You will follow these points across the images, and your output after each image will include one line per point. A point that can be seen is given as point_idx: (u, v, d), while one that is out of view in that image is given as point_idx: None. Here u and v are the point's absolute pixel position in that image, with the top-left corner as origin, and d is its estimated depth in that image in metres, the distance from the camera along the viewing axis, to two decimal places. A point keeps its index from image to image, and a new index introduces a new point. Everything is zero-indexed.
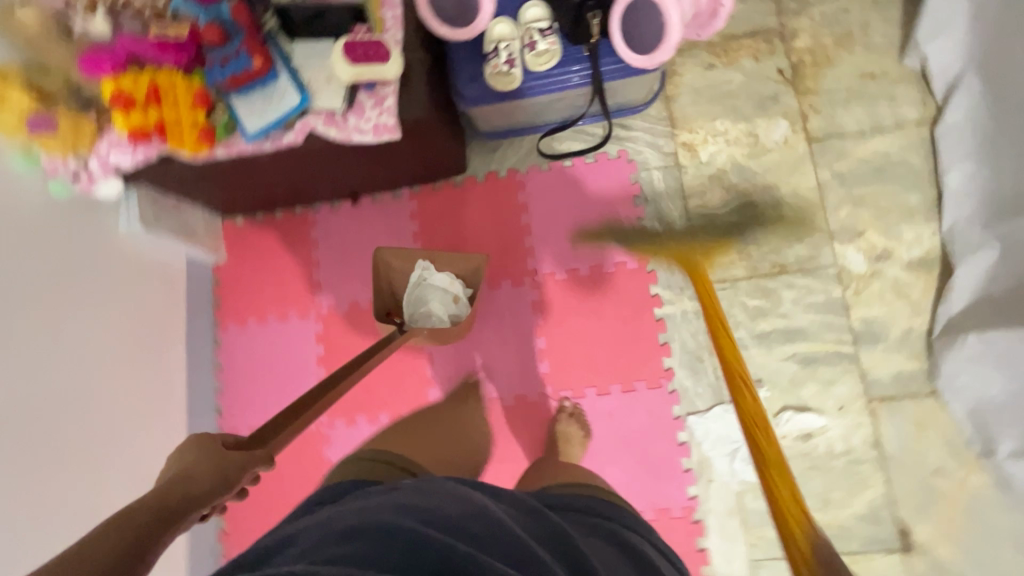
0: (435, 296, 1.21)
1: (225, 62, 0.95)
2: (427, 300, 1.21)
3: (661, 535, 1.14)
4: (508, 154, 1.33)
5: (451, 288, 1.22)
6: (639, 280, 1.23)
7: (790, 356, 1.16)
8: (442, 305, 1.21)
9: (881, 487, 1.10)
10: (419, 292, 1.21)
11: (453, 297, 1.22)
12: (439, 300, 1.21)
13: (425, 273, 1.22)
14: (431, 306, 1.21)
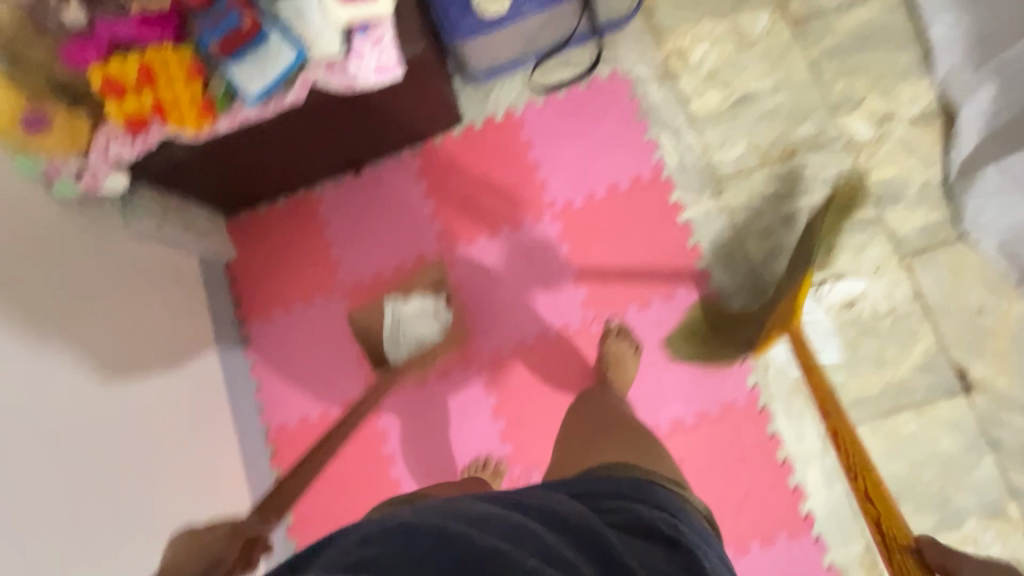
0: (418, 324, 1.21)
1: (216, 24, 0.93)
2: (414, 335, 1.21)
3: (730, 428, 1.15)
4: (502, 96, 1.32)
5: (427, 305, 1.21)
6: (658, 191, 1.24)
7: (818, 232, 1.18)
8: (429, 325, 1.21)
9: (931, 336, 1.12)
10: (403, 334, 1.21)
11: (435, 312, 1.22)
12: (426, 324, 1.21)
13: (395, 310, 1.21)
14: (421, 335, 1.21)
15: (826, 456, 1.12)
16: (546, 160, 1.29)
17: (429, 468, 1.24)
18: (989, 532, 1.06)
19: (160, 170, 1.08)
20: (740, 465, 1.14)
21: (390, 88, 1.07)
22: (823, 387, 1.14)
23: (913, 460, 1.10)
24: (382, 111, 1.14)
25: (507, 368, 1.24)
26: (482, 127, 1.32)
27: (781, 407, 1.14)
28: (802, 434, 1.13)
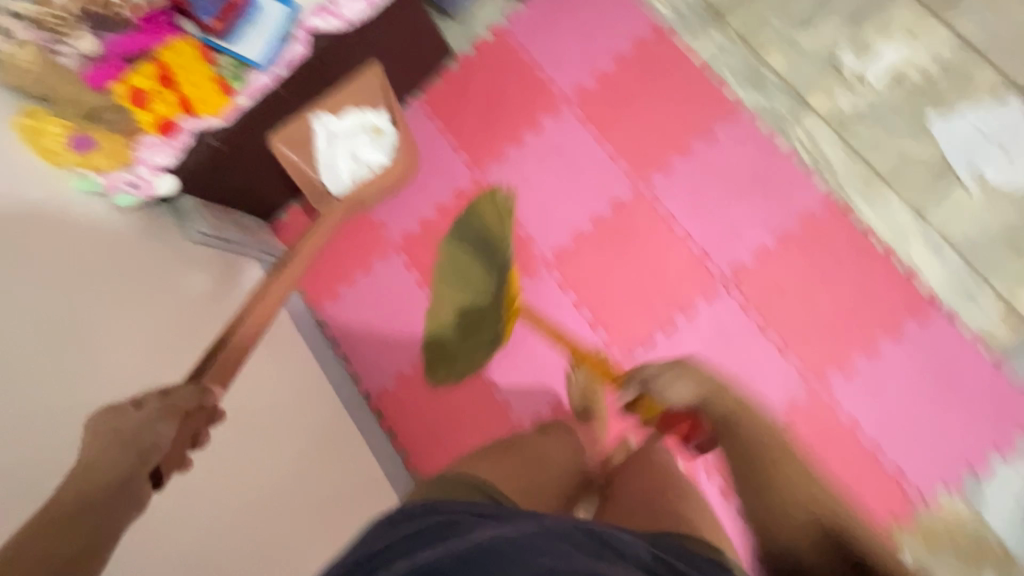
0: (354, 143, 1.20)
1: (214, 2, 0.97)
2: (352, 155, 1.21)
3: (815, 237, 1.11)
4: (484, 15, 1.33)
5: (364, 124, 1.19)
6: (664, 43, 1.22)
7: (837, 20, 1.14)
8: (368, 144, 1.21)
9: (989, 75, 1.07)
10: (340, 151, 1.20)
11: (374, 135, 1.21)
12: (364, 143, 1.21)
13: (328, 127, 1.17)
14: (360, 154, 1.21)
15: (926, 229, 1.07)
16: (545, 57, 1.29)
17: (533, 381, 1.24)
18: None
19: (208, 177, 1.13)
20: (840, 269, 1.10)
21: (380, 25, 1.12)
22: (898, 165, 1.09)
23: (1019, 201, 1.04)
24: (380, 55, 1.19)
25: (574, 262, 1.23)
26: (475, 52, 1.33)
27: (861, 199, 1.10)
28: (891, 216, 1.08)
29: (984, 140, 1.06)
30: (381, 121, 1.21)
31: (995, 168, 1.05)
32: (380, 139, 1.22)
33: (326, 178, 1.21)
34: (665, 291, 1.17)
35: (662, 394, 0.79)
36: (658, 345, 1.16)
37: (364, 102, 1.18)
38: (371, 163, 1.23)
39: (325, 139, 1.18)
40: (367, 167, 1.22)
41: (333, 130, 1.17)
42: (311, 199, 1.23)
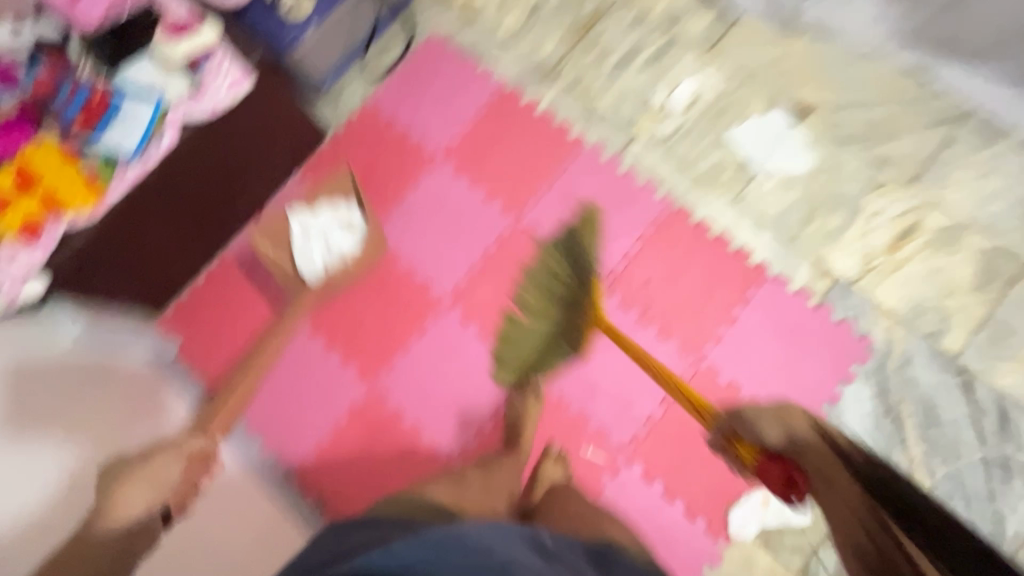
0: (327, 232, 1.27)
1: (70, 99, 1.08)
2: (326, 243, 1.27)
3: (665, 236, 1.31)
4: (351, 95, 1.47)
5: (338, 216, 1.28)
6: (511, 100, 1.43)
7: (642, 67, 1.41)
8: (343, 232, 1.28)
9: (761, 93, 1.36)
10: (315, 241, 1.26)
11: (345, 224, 1.29)
12: (336, 233, 1.28)
13: (304, 222, 1.27)
14: (332, 243, 1.27)
15: (745, 215, 1.31)
16: (412, 122, 1.44)
17: (454, 414, 1.28)
18: (881, 199, 1.29)
19: (81, 274, 1.10)
20: (690, 260, 1.30)
21: (252, 113, 1.17)
22: (712, 169, 1.34)
23: (805, 182, 1.31)
24: (255, 142, 1.24)
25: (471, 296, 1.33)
26: (347, 128, 1.45)
27: (691, 200, 1.33)
28: (718, 210, 1.32)
29: (769, 143, 1.34)
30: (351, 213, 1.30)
31: (782, 161, 1.33)
32: (351, 230, 1.29)
33: (301, 266, 1.26)
34: None
35: (755, 429, 0.91)
36: None
37: (339, 197, 1.30)
38: (343, 250, 1.27)
39: (301, 233, 1.27)
40: (337, 254, 1.27)
41: (308, 224, 1.27)
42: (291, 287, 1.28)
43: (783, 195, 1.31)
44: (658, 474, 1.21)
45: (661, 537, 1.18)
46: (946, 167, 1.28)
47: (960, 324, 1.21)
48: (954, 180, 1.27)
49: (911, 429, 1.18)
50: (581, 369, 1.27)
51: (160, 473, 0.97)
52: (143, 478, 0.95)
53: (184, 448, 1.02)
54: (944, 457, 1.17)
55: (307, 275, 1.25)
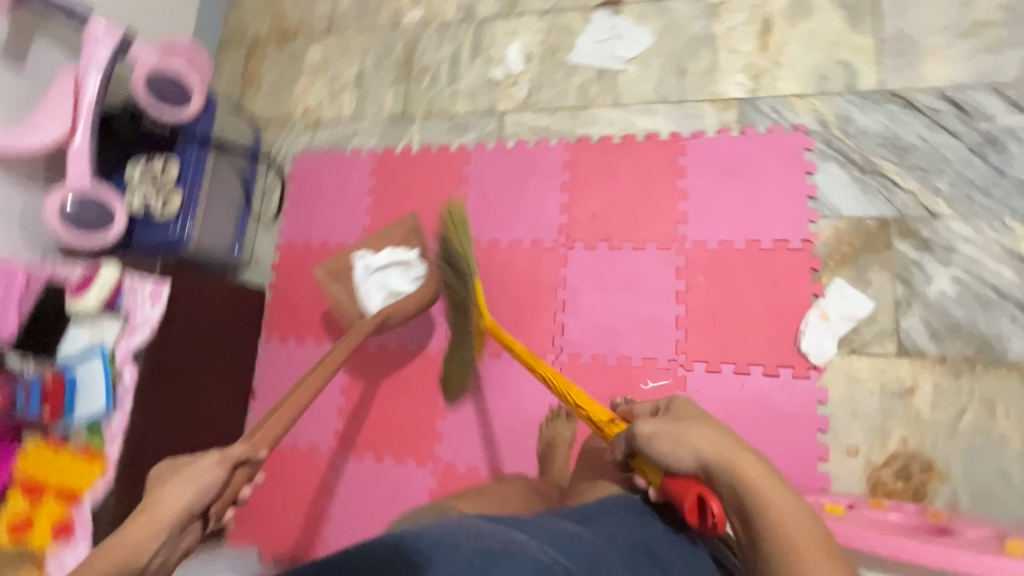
0: (388, 276, 1.28)
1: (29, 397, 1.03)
2: (386, 287, 1.27)
3: (583, 169, 1.35)
4: (263, 247, 1.53)
5: (397, 259, 1.28)
6: (389, 158, 1.49)
7: (471, 61, 1.50)
8: (401, 279, 1.27)
9: (573, 12, 1.44)
10: (376, 283, 1.28)
11: (405, 268, 1.28)
12: (395, 275, 1.28)
13: (365, 264, 1.29)
14: (391, 286, 1.27)
15: (631, 108, 1.35)
16: (324, 231, 1.49)
17: (520, 437, 1.26)
18: (726, 19, 1.34)
19: None
20: (616, 171, 1.32)
21: (186, 304, 1.22)
22: (580, 93, 1.40)
23: (659, 50, 1.36)
24: (205, 329, 1.29)
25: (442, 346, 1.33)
26: (276, 274, 1.50)
27: (583, 128, 1.38)
28: (607, 119, 1.36)
29: (608, 42, 1.40)
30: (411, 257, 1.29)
31: (626, 49, 1.38)
32: (410, 271, 1.28)
33: (361, 306, 1.28)
34: (537, 287, 1.31)
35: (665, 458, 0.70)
36: (567, 324, 1.28)
37: (402, 244, 1.31)
38: (400, 293, 1.27)
39: (363, 275, 1.29)
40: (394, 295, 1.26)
41: (370, 265, 1.29)
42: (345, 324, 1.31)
43: (650, 73, 1.36)
44: (720, 360, 1.18)
45: (764, 410, 1.14)
46: None
47: (864, 63, 1.23)
48: None
49: (893, 170, 1.17)
50: (595, 322, 1.26)
51: (197, 470, 0.70)
52: (186, 478, 0.69)
53: (228, 454, 0.73)
54: (939, 172, 1.15)
55: (364, 308, 1.27)
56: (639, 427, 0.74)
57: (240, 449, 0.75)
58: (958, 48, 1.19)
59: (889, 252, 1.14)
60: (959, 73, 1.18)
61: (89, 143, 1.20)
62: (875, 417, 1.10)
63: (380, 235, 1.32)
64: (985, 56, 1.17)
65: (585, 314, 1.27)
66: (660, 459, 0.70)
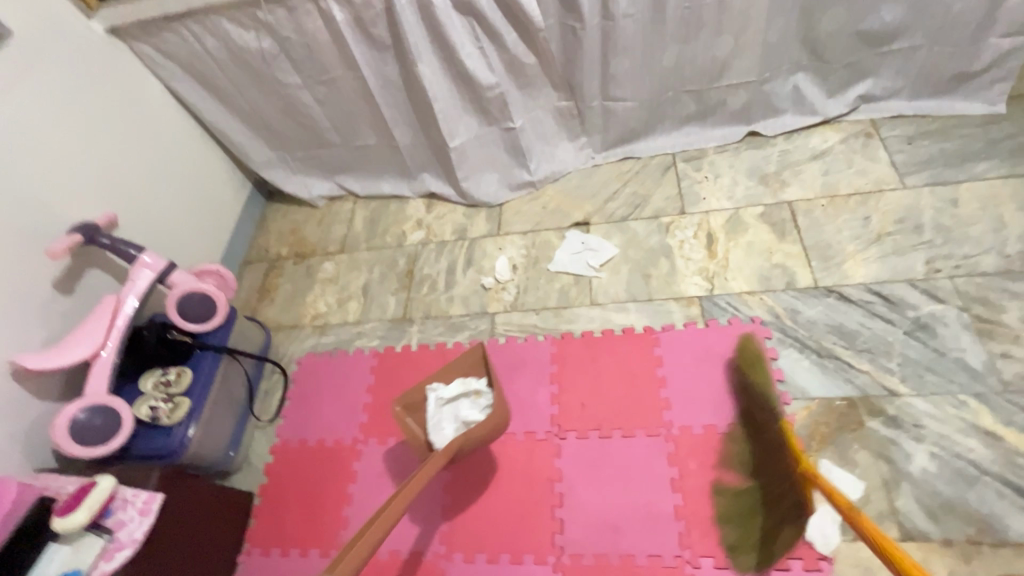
0: (459, 407, 1.29)
1: None
2: (457, 418, 1.27)
3: (568, 361, 1.47)
4: (258, 448, 1.54)
5: (468, 389, 1.30)
6: (388, 356, 1.61)
7: (464, 271, 1.73)
8: (473, 410, 1.27)
9: (550, 231, 1.73)
10: (447, 416, 1.28)
11: (475, 397, 1.29)
12: (466, 406, 1.28)
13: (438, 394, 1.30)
14: (463, 416, 1.27)
15: (607, 307, 1.54)
16: (322, 431, 1.52)
17: None
18: (676, 233, 1.62)
19: None
20: (599, 362, 1.45)
21: (171, 516, 1.19)
22: (561, 294, 1.60)
23: (625, 259, 1.61)
24: (187, 542, 1.23)
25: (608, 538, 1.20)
26: (269, 476, 1.49)
27: (565, 324, 1.54)
28: (587, 316, 1.53)
29: (582, 253, 1.66)
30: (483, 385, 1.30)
31: (596, 258, 1.63)
32: (480, 401, 1.28)
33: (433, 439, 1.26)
34: (533, 480, 1.31)
35: None
36: (566, 520, 1.25)
37: (472, 373, 1.33)
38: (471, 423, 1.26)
39: (435, 405, 1.29)
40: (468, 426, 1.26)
41: (442, 396, 1.29)
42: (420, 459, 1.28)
43: (619, 275, 1.58)
44: (726, 555, 1.14)
45: None
46: (692, 189, 1.69)
47: (796, 264, 1.47)
48: (703, 194, 1.67)
49: (845, 353, 1.31)
50: (593, 517, 1.24)
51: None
52: None
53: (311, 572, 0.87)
54: (886, 353, 1.29)
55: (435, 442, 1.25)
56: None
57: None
58: (870, 252, 1.44)
59: (863, 430, 1.21)
60: (876, 271, 1.41)
61: (113, 360, 1.31)
62: None
63: (451, 362, 1.32)
64: (892, 257, 1.41)
65: (582, 507, 1.26)
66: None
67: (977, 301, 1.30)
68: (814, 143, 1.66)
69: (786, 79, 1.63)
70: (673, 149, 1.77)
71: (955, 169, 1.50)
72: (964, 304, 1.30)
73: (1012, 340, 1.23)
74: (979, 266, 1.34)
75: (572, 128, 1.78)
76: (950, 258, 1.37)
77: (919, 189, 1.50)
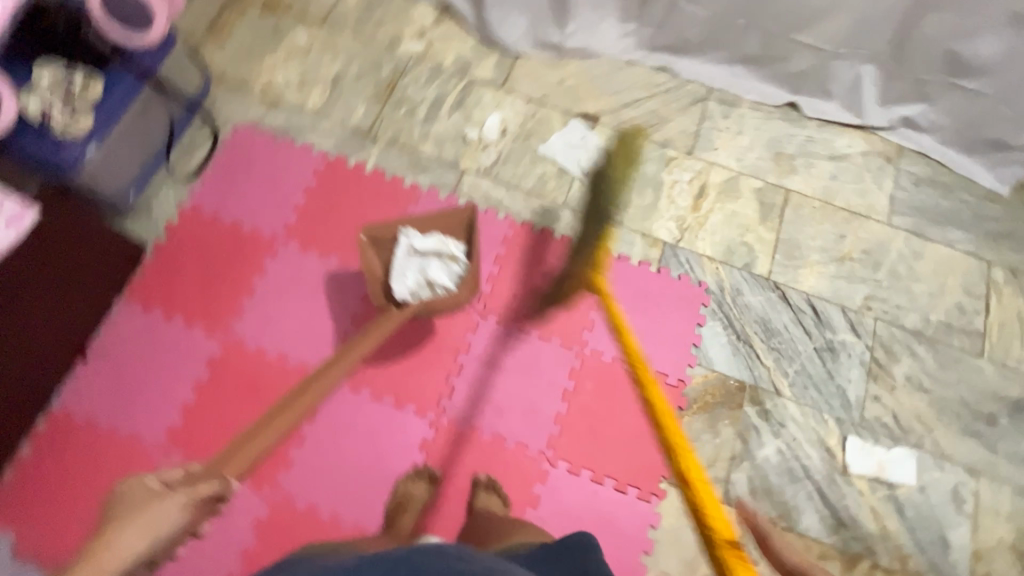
0: (426, 263, 1.24)
1: None
2: (422, 272, 1.24)
3: (518, 249, 1.43)
4: (163, 203, 1.38)
5: (442, 249, 1.25)
6: (337, 166, 1.46)
7: (449, 111, 1.55)
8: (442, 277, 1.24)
9: (555, 111, 1.57)
10: (411, 267, 1.23)
11: (447, 260, 1.25)
12: (435, 266, 1.24)
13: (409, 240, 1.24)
14: (430, 274, 1.24)
15: (576, 213, 1.48)
16: (241, 213, 1.39)
17: (371, 487, 1.22)
18: (674, 170, 1.54)
19: None
20: (546, 262, 1.42)
21: (50, 252, 1.08)
22: (539, 181, 1.50)
23: (614, 174, 1.52)
24: (63, 284, 1.13)
25: (527, 419, 1.28)
26: (169, 236, 1.36)
27: (530, 212, 1.47)
28: (554, 213, 1.47)
29: (576, 149, 1.54)
30: (459, 252, 1.27)
31: (586, 161, 1.52)
32: (450, 267, 1.25)
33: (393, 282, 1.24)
34: (440, 344, 1.33)
35: None
36: (457, 388, 1.30)
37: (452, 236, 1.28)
38: (435, 285, 1.23)
39: (404, 249, 1.24)
40: (431, 286, 1.23)
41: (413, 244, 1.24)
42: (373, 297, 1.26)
43: (602, 188, 1.51)
44: (582, 465, 1.26)
45: (604, 519, 1.23)
46: (709, 134, 1.59)
47: (762, 250, 1.49)
48: (717, 144, 1.58)
49: (759, 345, 1.40)
50: (482, 395, 1.30)
51: (156, 516, 0.70)
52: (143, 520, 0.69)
53: (194, 494, 0.74)
54: (790, 359, 1.39)
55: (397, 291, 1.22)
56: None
57: (210, 486, 0.77)
58: (827, 268, 1.48)
59: (738, 411, 1.33)
60: (822, 287, 1.47)
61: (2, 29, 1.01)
62: (692, 553, 1.23)
63: (435, 216, 1.28)
64: (841, 281, 1.48)
65: (476, 383, 1.30)
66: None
67: (882, 347, 1.42)
68: (839, 143, 1.60)
69: (853, 65, 1.51)
70: (712, 83, 1.62)
71: (936, 227, 1.54)
72: (871, 344, 1.42)
73: (888, 388, 1.38)
74: (901, 318, 1.45)
75: (628, 7, 1.55)
76: (884, 302, 1.46)
77: (897, 231, 1.53)
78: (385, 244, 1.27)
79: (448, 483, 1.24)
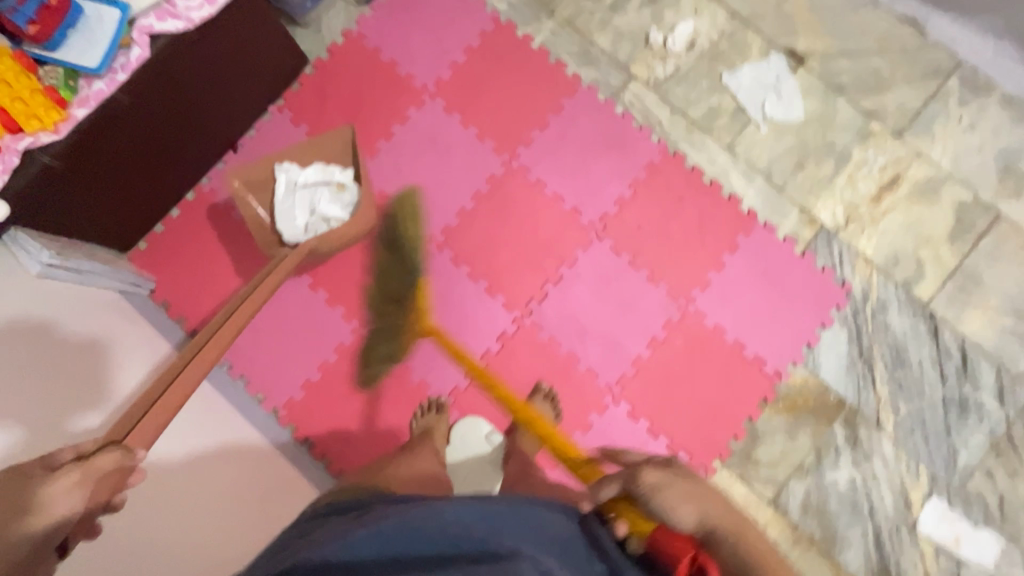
0: (314, 194, 1.28)
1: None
2: (313, 207, 1.28)
3: (659, 180, 1.31)
4: (334, 23, 1.38)
5: (329, 179, 1.28)
6: (505, 32, 1.36)
7: (640, 4, 1.37)
8: (334, 208, 1.27)
9: (758, 37, 1.35)
10: (301, 202, 1.28)
11: (336, 189, 1.29)
12: (325, 196, 1.28)
13: (291, 176, 1.27)
14: (319, 207, 1.28)
15: (736, 163, 1.32)
16: (400, 54, 1.36)
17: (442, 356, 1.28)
18: (868, 149, 1.31)
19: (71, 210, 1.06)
20: (684, 204, 1.30)
21: (227, 38, 1.10)
22: (708, 114, 1.33)
23: (797, 132, 1.32)
24: (227, 73, 1.16)
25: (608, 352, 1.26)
26: (330, 56, 1.37)
27: (686, 145, 1.33)
28: (711, 154, 1.32)
29: (765, 89, 1.33)
30: (346, 180, 1.29)
31: (770, 106, 1.32)
32: (342, 195, 1.28)
33: (281, 224, 1.27)
34: (547, 249, 1.30)
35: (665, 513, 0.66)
36: (549, 297, 1.28)
37: (335, 162, 1.30)
38: (329, 215, 1.28)
39: (287, 187, 1.27)
40: (324, 220, 1.28)
41: (296, 180, 1.27)
42: (263, 244, 1.28)
43: (777, 142, 1.32)
44: (643, 413, 1.24)
45: None
46: (932, 119, 1.31)
47: (933, 271, 1.27)
48: (937, 134, 1.31)
49: (880, 371, 1.25)
50: (572, 312, 1.28)
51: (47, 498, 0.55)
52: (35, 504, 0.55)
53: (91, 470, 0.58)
54: (908, 397, 1.24)
55: (288, 229, 1.27)
56: (645, 472, 0.69)
57: (110, 459, 0.60)
58: (1003, 319, 1.25)
59: (825, 426, 1.24)
60: (986, 337, 1.25)
61: None
62: None
63: (308, 146, 1.28)
64: (1013, 339, 1.25)
65: (569, 299, 1.28)
66: (659, 509, 0.66)
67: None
68: None
69: None
70: (966, 56, 1.31)
71: None
72: (1012, 418, 1.23)
73: (1007, 470, 1.21)
74: None
75: None
76: None
77: None
78: (262, 185, 1.27)
79: (513, 379, 1.27)
